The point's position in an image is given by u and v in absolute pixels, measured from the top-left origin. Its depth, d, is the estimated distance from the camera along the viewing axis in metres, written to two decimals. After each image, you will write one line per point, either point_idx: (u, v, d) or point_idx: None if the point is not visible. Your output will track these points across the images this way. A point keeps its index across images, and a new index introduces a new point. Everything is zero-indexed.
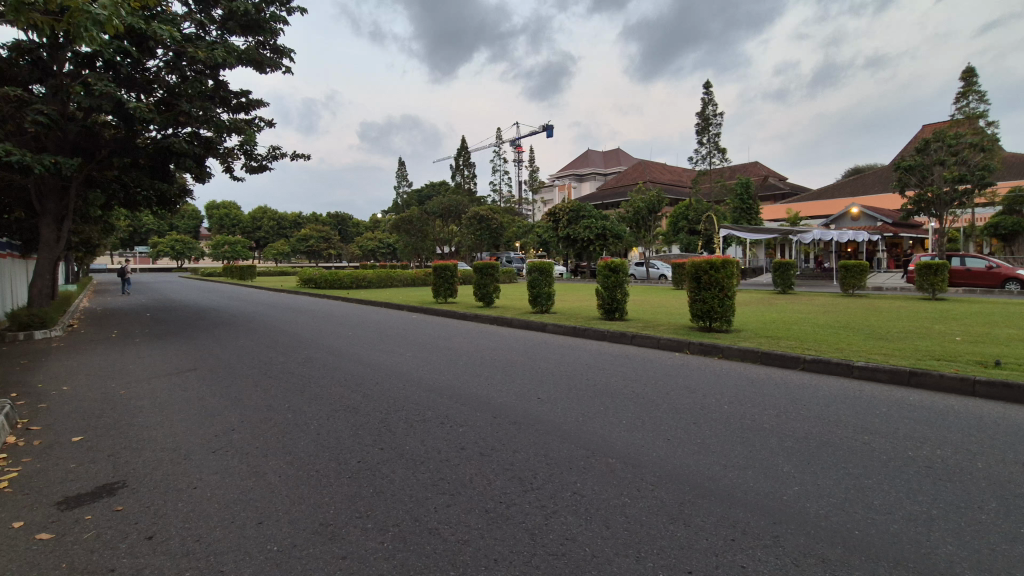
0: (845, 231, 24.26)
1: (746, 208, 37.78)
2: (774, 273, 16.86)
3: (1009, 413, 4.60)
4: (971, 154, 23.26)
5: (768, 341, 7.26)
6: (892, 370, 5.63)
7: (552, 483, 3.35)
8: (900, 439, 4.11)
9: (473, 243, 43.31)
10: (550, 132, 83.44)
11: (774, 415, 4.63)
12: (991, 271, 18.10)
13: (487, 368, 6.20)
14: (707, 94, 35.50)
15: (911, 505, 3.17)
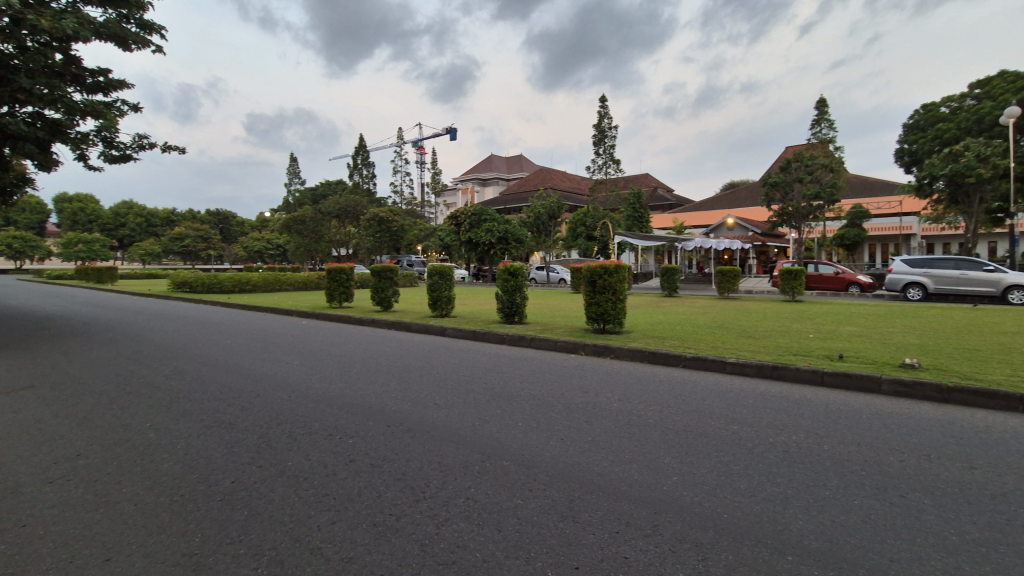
0: (722, 240, 26.69)
1: (638, 217, 40.33)
2: (662, 277, 18.11)
3: (847, 400, 5.30)
4: (823, 173, 26.59)
5: (655, 341, 7.75)
6: (758, 364, 6.25)
7: (445, 491, 3.29)
8: (763, 427, 4.56)
9: (372, 245, 41.90)
10: (454, 136, 83.23)
11: (657, 411, 4.94)
12: (838, 276, 20.89)
13: (383, 374, 5.99)
14: (604, 107, 37.39)
15: (771, 487, 3.52)
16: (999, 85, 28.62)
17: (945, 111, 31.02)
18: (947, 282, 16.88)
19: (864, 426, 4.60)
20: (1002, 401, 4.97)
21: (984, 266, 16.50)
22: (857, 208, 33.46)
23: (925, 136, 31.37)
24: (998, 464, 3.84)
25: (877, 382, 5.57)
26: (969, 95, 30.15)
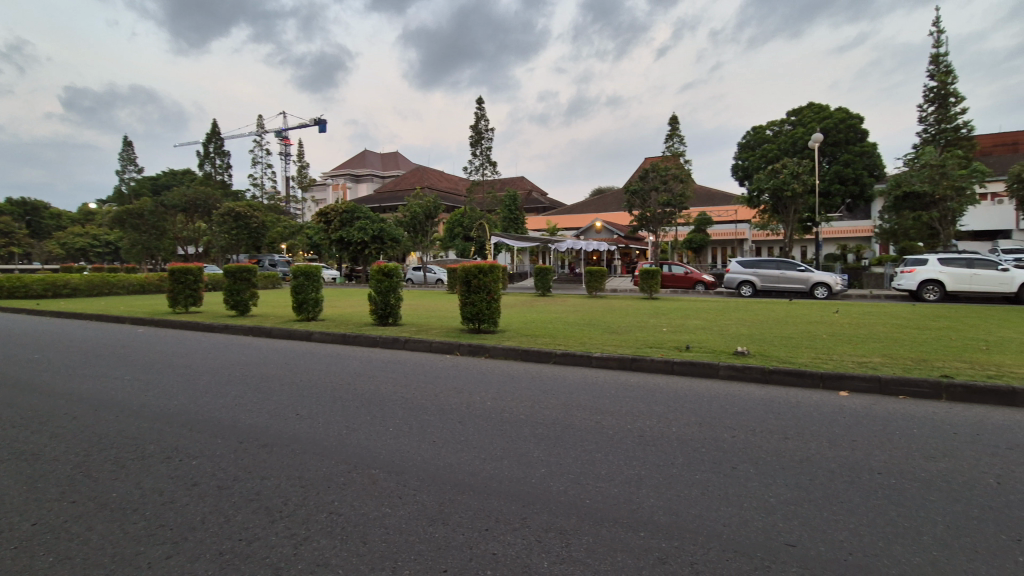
0: (589, 242, 28.49)
1: (514, 219, 41.55)
2: (536, 278, 18.80)
3: (693, 386, 5.93)
4: (674, 183, 29.57)
5: (528, 339, 8.03)
6: (619, 357, 6.76)
7: (306, 507, 3.08)
8: (622, 416, 4.94)
9: (227, 244, 37.94)
10: (324, 128, 78.69)
11: (528, 406, 5.11)
12: (687, 275, 23.41)
13: (237, 385, 5.45)
14: (480, 109, 37.90)
15: (627, 470, 3.82)
16: (807, 114, 34.36)
17: (769, 133, 36.40)
18: (771, 280, 19.77)
19: (705, 408, 5.20)
20: (809, 379, 5.92)
21: (797, 267, 19.59)
22: (703, 216, 37.83)
23: (754, 154, 36.49)
24: (805, 433, 4.56)
25: (718, 368, 6.31)
26: (786, 121, 35.70)
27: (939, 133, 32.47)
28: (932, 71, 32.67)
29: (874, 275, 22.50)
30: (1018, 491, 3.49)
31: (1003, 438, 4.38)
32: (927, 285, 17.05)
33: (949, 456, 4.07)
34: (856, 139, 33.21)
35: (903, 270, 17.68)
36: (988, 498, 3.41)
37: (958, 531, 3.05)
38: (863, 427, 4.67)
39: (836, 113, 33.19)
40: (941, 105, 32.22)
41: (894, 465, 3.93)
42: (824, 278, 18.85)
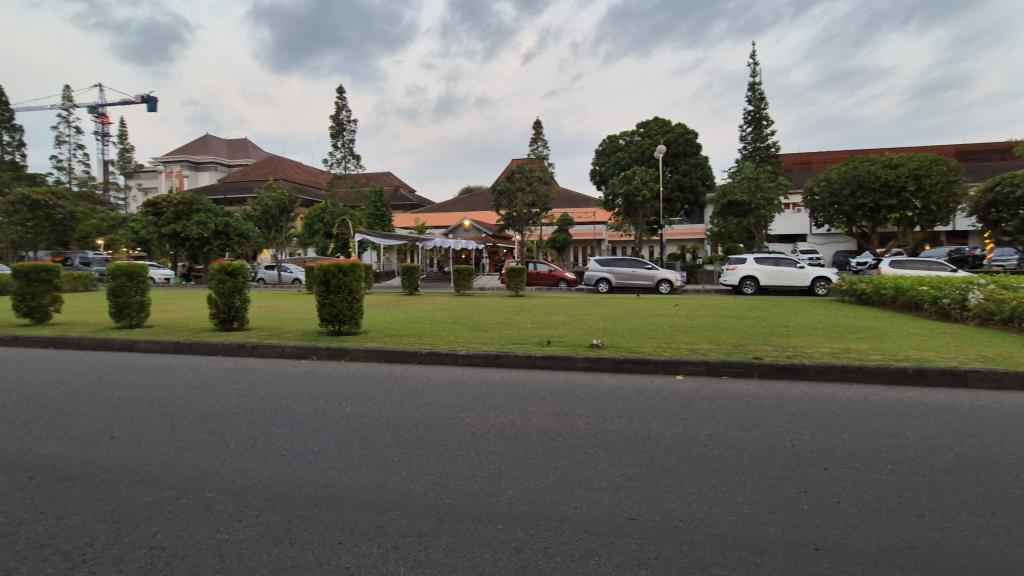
0: (458, 241, 28.62)
1: (379, 215, 40.15)
2: (402, 276, 18.39)
3: (553, 379, 6.24)
4: (538, 184, 30.89)
5: (393, 339, 7.82)
6: (484, 354, 6.88)
7: (118, 545, 2.65)
8: (484, 411, 5.04)
9: (21, 238, 31.42)
10: (153, 106, 68.78)
11: (389, 409, 4.97)
12: (550, 273, 24.63)
13: (28, 410, 4.52)
14: (342, 99, 36.02)
15: (488, 465, 3.90)
16: (653, 127, 38.17)
17: (622, 142, 39.77)
18: (624, 277, 21.62)
19: (563, 399, 5.52)
20: (652, 366, 6.57)
21: (645, 265, 21.61)
22: (565, 216, 40.12)
23: (609, 161, 39.57)
24: (647, 416, 5.05)
25: (575, 361, 6.72)
26: (636, 132, 39.28)
27: (755, 151, 38.12)
28: (749, 97, 38.23)
29: (707, 272, 25.75)
30: (804, 450, 4.23)
31: (796, 407, 5.28)
32: (746, 281, 19.92)
33: (757, 426, 4.78)
34: (692, 152, 37.67)
35: (728, 267, 20.43)
36: (785, 459, 4.08)
37: (761, 489, 3.61)
38: (693, 406, 5.31)
39: (676, 129, 37.33)
40: (756, 127, 37.84)
41: (716, 437, 4.52)
42: (667, 275, 21.13)
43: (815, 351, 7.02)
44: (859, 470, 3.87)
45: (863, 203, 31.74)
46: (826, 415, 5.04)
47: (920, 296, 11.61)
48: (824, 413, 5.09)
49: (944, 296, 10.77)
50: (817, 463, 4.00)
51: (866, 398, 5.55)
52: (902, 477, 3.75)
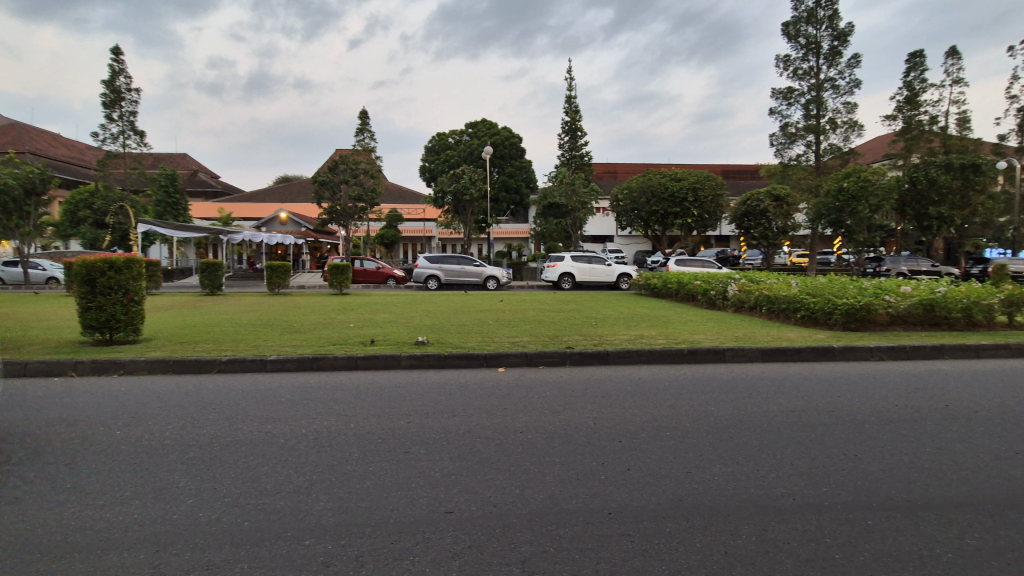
0: (271, 236, 26.12)
1: (173, 203, 34.59)
2: (201, 274, 16.13)
3: (375, 379, 6.08)
4: (364, 178, 29.62)
5: (184, 346, 6.82)
6: (298, 358, 6.40)
7: None
8: (296, 421, 4.69)
9: None
10: None
11: (178, 429, 4.37)
12: (378, 271, 23.89)
13: None
14: (120, 62, 30.14)
15: (297, 478, 3.61)
16: (481, 128, 39.51)
17: (451, 140, 40.39)
18: (453, 274, 21.95)
19: (384, 399, 5.38)
20: (475, 360, 6.76)
21: (473, 262, 22.20)
22: (394, 212, 39.24)
23: (438, 158, 39.83)
24: (467, 409, 5.17)
25: (398, 358, 6.60)
26: (464, 131, 40.23)
27: (571, 158, 41.82)
28: (566, 109, 41.76)
29: (531, 269, 27.51)
30: (604, 427, 4.75)
31: (599, 389, 5.91)
32: (564, 277, 21.78)
33: (566, 409, 5.22)
34: (516, 155, 39.91)
35: (549, 264, 22.14)
36: (588, 436, 4.52)
37: (568, 466, 3.93)
38: (512, 396, 5.60)
39: (502, 132, 39.17)
40: (572, 136, 41.51)
41: (531, 422, 4.82)
42: (494, 272, 22.03)
43: (616, 338, 7.94)
44: (644, 439, 4.47)
45: (655, 210, 36.95)
46: (621, 393, 5.73)
47: (695, 289, 13.94)
48: (622, 393, 5.78)
49: (712, 288, 13.10)
50: (613, 437, 4.51)
51: (653, 376, 6.46)
52: (675, 441, 4.44)
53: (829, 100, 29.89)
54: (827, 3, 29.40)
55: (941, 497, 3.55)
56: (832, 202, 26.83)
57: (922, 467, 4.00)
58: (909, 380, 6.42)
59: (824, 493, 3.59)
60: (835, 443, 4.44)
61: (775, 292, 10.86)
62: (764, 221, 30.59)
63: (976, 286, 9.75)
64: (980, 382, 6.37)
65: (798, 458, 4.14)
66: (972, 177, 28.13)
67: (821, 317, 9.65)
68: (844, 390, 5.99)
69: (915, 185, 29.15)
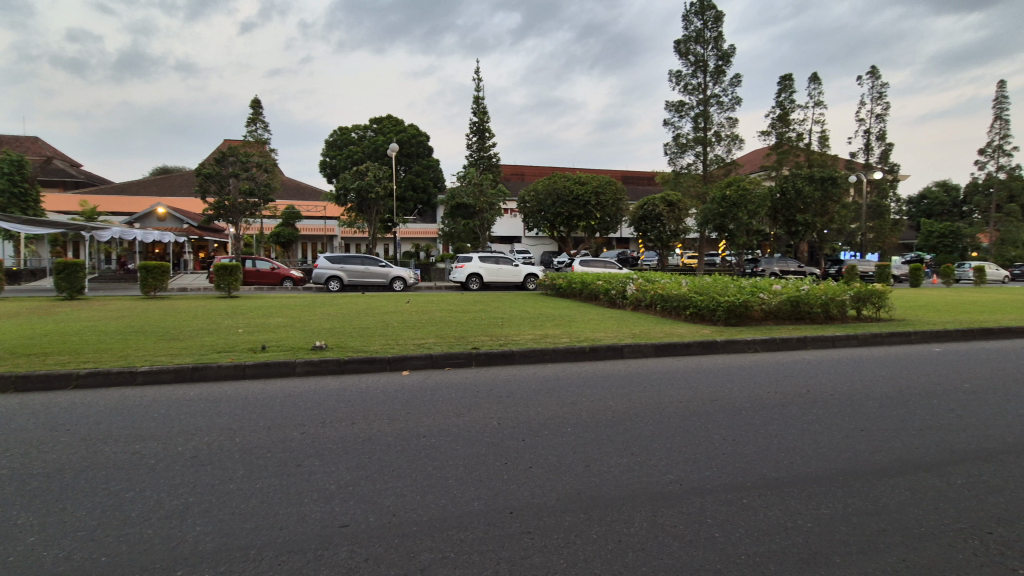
0: (146, 233, 23.54)
1: (20, 193, 29.94)
2: (55, 275, 14.11)
3: (267, 388, 5.67)
4: (257, 172, 27.60)
5: (30, 359, 5.92)
6: (176, 369, 5.81)
7: None
8: (171, 438, 4.23)
9: None
10: None
11: (18, 457, 3.77)
12: (274, 271, 22.41)
13: None
14: None
15: (169, 502, 3.25)
16: (386, 124, 38.46)
17: (354, 136, 38.90)
18: (356, 275, 21.13)
19: (275, 410, 5.01)
20: (378, 364, 6.54)
21: (378, 262, 21.53)
22: (291, 209, 37.01)
23: (340, 153, 38.19)
24: (368, 415, 4.97)
25: (292, 365, 6.21)
26: (369, 127, 38.93)
27: (479, 159, 41.97)
28: (474, 109, 41.85)
29: (439, 270, 27.25)
30: (508, 426, 4.79)
31: (504, 389, 5.95)
32: (472, 277, 21.82)
33: (471, 410, 5.20)
34: (423, 154, 39.38)
35: (457, 265, 22.08)
36: (492, 436, 4.53)
37: (471, 468, 3.92)
38: (415, 400, 5.46)
39: (408, 129, 38.46)
40: (480, 137, 41.71)
41: (434, 426, 4.73)
42: (400, 273, 21.54)
43: (521, 338, 8.07)
44: (546, 437, 4.56)
45: (560, 212, 38.14)
46: (526, 392, 5.81)
47: (597, 288, 14.58)
48: (526, 391, 5.87)
49: (612, 288, 13.76)
50: (516, 436, 4.56)
51: (556, 374, 6.64)
52: (574, 436, 4.58)
53: (715, 115, 32.64)
54: (712, 25, 32.06)
55: (802, 472, 3.99)
56: (716, 208, 29.34)
57: (787, 447, 4.47)
58: (778, 369, 7.17)
59: (706, 476, 3.89)
60: (716, 430, 4.83)
61: (668, 291, 11.65)
62: (659, 224, 32.59)
63: (832, 284, 11.13)
64: (835, 369, 7.27)
65: (685, 446, 4.44)
66: (830, 188, 32.08)
67: (707, 314, 10.51)
68: (725, 380, 6.55)
69: (785, 194, 32.68)
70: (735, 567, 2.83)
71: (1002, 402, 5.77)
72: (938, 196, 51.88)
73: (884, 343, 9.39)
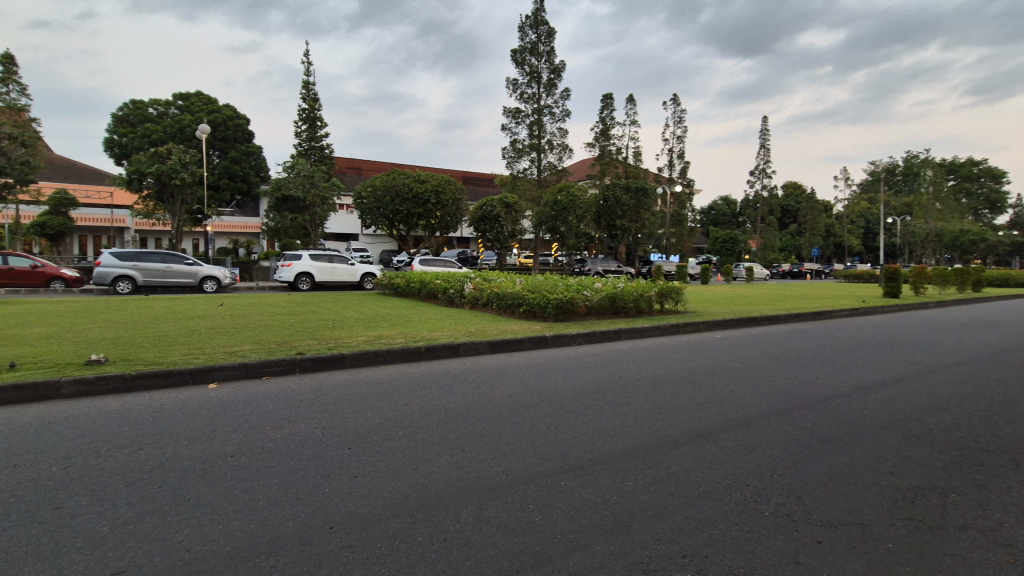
0: None
1: None
2: None
3: (17, 417, 4.56)
4: (11, 146, 22.04)
5: None
6: None
7: None
8: None
9: None
10: None
11: None
12: (36, 271, 18.13)
13: None
14: None
15: None
16: (196, 103, 33.77)
17: (152, 112, 33.40)
18: (154, 275, 18.12)
19: (26, 443, 4.04)
20: (177, 378, 5.67)
21: (183, 260, 18.76)
22: (65, 195, 30.44)
23: (134, 131, 32.50)
24: (161, 438, 4.27)
25: (56, 387, 5.11)
26: (173, 104, 33.79)
27: (309, 149, 39.10)
28: (304, 95, 38.93)
29: (262, 268, 24.75)
30: (333, 435, 4.50)
31: (331, 396, 5.58)
32: (301, 277, 20.32)
33: (291, 421, 4.78)
34: (243, 139, 35.57)
35: (283, 264, 20.37)
36: (314, 448, 4.21)
37: (288, 485, 3.59)
38: (223, 415, 4.84)
39: (224, 110, 34.39)
40: (311, 125, 38.93)
41: (245, 444, 4.24)
42: (212, 272, 19.08)
43: (352, 340, 7.68)
44: (375, 443, 4.37)
45: (400, 210, 37.44)
46: (355, 398, 5.54)
47: (436, 287, 14.57)
48: (355, 397, 5.60)
49: (450, 287, 13.85)
50: (342, 445, 4.30)
51: (389, 377, 6.46)
52: (405, 439, 4.48)
53: (547, 124, 34.90)
54: (545, 39, 34.20)
55: (611, 452, 4.43)
56: (549, 211, 31.52)
57: (600, 429, 4.96)
58: (597, 360, 7.90)
59: (530, 464, 4.11)
60: (540, 420, 5.15)
61: (503, 289, 12.13)
62: (497, 225, 34.14)
63: (642, 282, 12.66)
64: (642, 356, 8.27)
65: (511, 438, 4.64)
66: (643, 198, 36.55)
67: (538, 311, 11.18)
68: (551, 373, 7.02)
69: (607, 202, 36.42)
70: (551, 546, 3.03)
71: (760, 377, 7.14)
72: (722, 209, 62.59)
73: (681, 331, 11.00)
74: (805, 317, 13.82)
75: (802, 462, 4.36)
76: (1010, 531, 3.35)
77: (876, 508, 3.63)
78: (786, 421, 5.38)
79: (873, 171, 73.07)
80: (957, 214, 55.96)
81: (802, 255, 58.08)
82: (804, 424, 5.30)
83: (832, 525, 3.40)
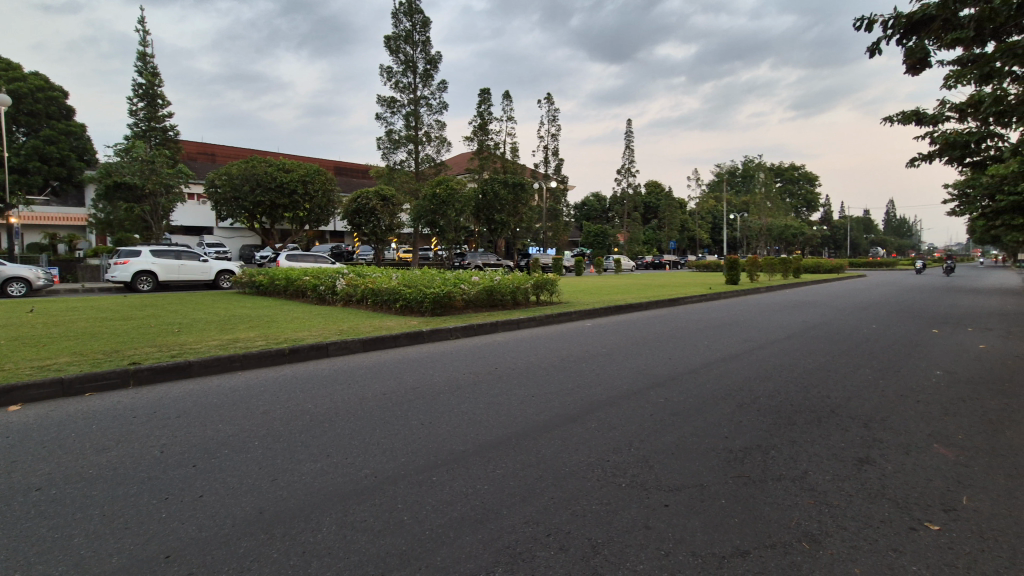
0: None
1: None
2: None
3: None
4: None
5: None
6: None
7: None
8: None
9: None
10: None
11: None
12: None
13: None
14: None
15: None
16: None
17: None
18: None
19: None
20: None
21: None
22: None
23: None
24: None
25: None
26: None
27: (148, 131, 34.34)
28: (140, 68, 34.01)
29: (89, 267, 21.27)
30: (175, 453, 4.01)
31: (175, 410, 4.96)
32: (140, 277, 17.80)
33: (122, 442, 4.17)
34: (59, 115, 30.30)
35: (115, 261, 17.66)
36: (151, 469, 3.72)
37: (114, 515, 3.12)
38: (28, 442, 4.07)
39: (30, 79, 28.88)
40: (149, 103, 34.17)
41: (59, 473, 3.61)
42: (20, 272, 15.97)
43: (200, 346, 6.89)
44: (226, 457, 3.97)
45: (261, 201, 34.41)
46: (204, 409, 4.98)
47: (304, 284, 13.61)
48: (204, 408, 5.03)
49: (320, 283, 13.02)
50: (186, 463, 3.85)
51: (246, 383, 5.91)
52: (262, 449, 4.13)
53: (424, 116, 34.40)
54: (420, 29, 33.45)
55: (483, 442, 4.50)
56: (428, 205, 30.90)
57: (473, 421, 5.00)
58: (474, 353, 7.95)
59: (400, 463, 4.02)
60: (412, 416, 5.06)
61: (378, 285, 11.69)
62: (373, 218, 32.12)
63: (519, 275, 13.01)
64: (516, 347, 8.50)
65: (382, 438, 4.50)
66: (520, 193, 37.45)
67: (415, 306, 10.94)
68: (426, 368, 6.92)
69: (486, 196, 36.80)
70: (420, 543, 2.99)
71: (622, 360, 7.72)
72: (593, 204, 66.65)
73: (554, 321, 11.49)
74: (663, 304, 15.23)
75: (653, 435, 4.79)
76: (812, 477, 4.00)
77: (714, 469, 4.12)
78: (641, 399, 5.87)
79: (719, 174, 82.62)
80: (782, 212, 65.45)
81: (662, 247, 63.91)
82: (656, 401, 5.82)
83: (676, 489, 3.77)
